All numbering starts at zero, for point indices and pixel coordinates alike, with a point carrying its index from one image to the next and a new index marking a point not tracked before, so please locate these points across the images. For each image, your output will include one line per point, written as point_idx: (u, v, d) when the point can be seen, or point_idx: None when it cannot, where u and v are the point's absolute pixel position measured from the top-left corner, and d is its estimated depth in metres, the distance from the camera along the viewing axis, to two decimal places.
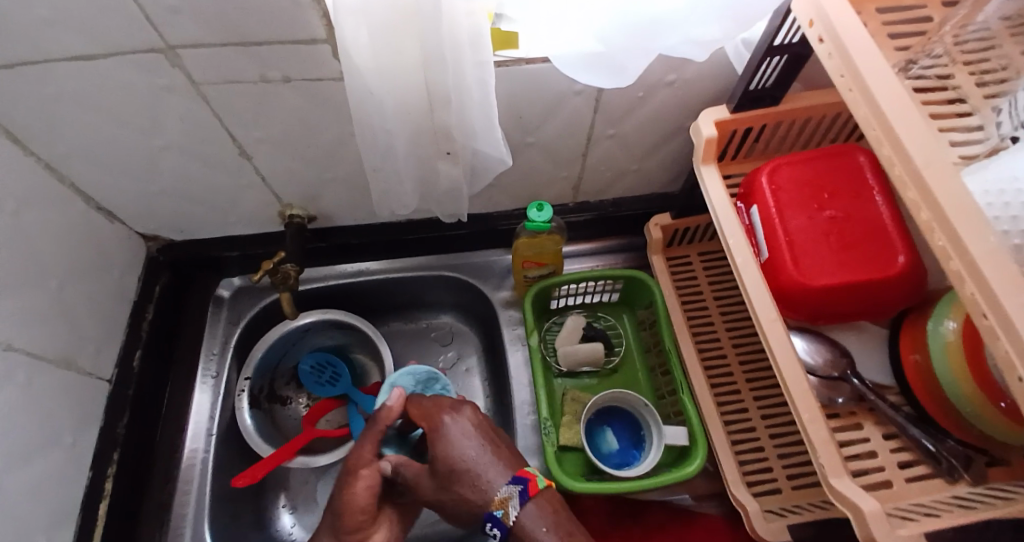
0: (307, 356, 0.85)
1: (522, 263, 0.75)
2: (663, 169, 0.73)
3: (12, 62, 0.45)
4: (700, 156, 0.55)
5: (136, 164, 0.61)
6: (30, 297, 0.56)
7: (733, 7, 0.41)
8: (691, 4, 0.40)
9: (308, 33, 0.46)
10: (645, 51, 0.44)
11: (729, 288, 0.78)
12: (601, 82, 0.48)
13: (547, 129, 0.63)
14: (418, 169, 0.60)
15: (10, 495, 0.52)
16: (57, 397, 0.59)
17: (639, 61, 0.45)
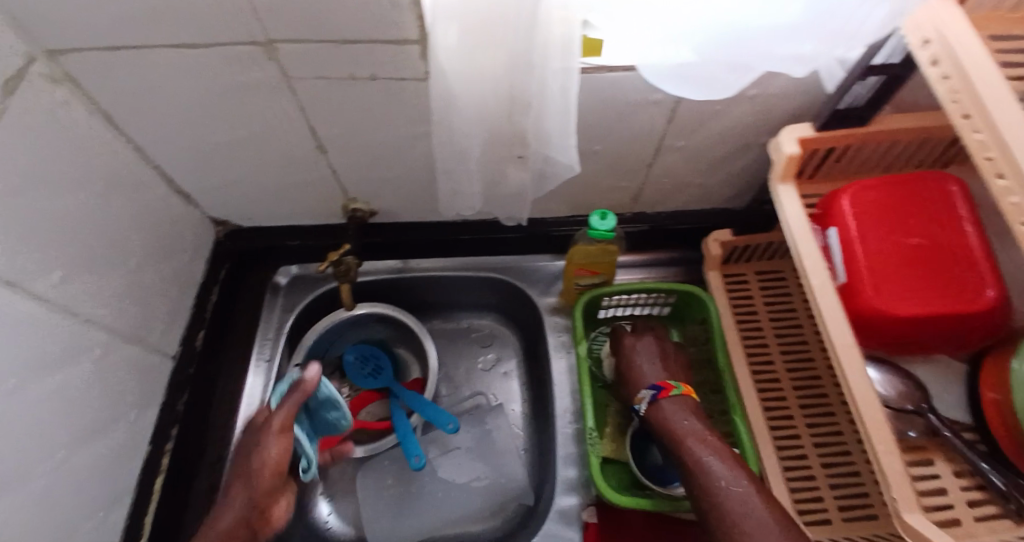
0: (354, 348, 0.87)
1: (575, 270, 0.74)
2: (727, 184, 0.73)
3: (118, 47, 0.47)
4: (777, 175, 0.55)
5: (217, 152, 0.64)
6: (110, 273, 0.59)
7: None
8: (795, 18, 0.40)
9: (401, 35, 0.47)
10: (748, 68, 0.46)
11: (786, 311, 0.77)
12: (691, 92, 0.49)
13: (616, 139, 0.62)
14: (486, 171, 0.61)
15: (77, 462, 0.55)
16: (127, 371, 0.62)
17: (739, 78, 0.47)
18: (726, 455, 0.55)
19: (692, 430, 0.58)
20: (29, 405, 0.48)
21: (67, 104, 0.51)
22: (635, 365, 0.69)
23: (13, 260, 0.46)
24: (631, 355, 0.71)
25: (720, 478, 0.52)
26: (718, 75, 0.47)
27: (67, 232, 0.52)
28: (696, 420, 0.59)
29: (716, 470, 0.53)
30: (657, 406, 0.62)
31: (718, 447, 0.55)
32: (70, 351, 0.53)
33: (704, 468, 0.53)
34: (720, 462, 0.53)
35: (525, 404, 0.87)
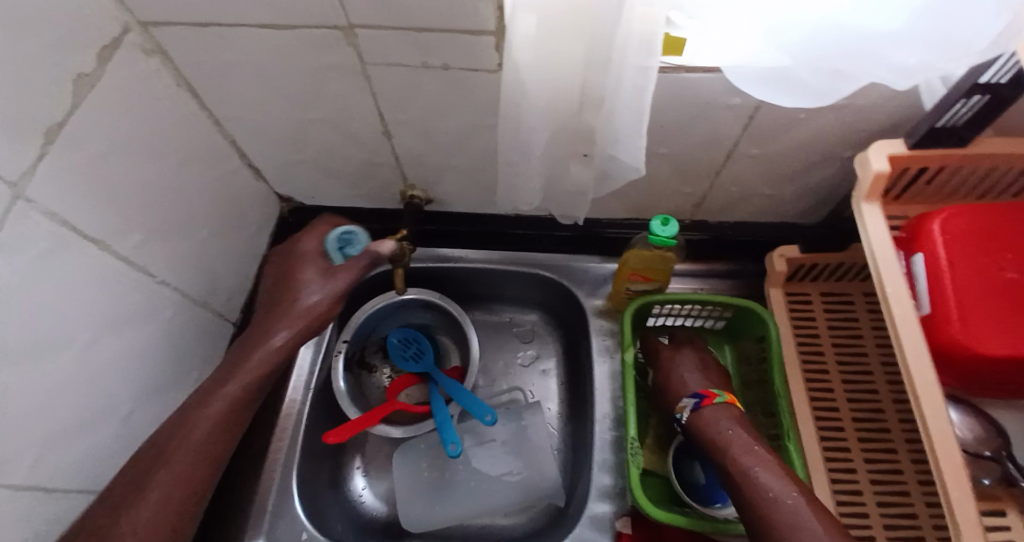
0: (397, 331, 0.88)
1: (629, 275, 0.72)
2: (799, 198, 0.69)
3: (206, 23, 0.49)
4: (863, 192, 0.52)
5: (288, 131, 0.66)
6: (183, 241, 0.62)
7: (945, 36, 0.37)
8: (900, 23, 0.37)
9: (478, 25, 0.47)
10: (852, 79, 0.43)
11: (850, 338, 0.73)
12: (791, 101, 0.47)
13: (685, 142, 0.60)
14: (548, 166, 0.60)
15: (139, 415, 0.58)
16: (191, 334, 0.65)
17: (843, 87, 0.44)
18: (775, 465, 0.52)
19: (738, 439, 0.55)
20: (95, 361, 0.52)
21: (156, 76, 0.54)
22: (677, 374, 0.67)
23: (97, 219, 0.49)
24: (673, 363, 0.69)
25: (770, 488, 0.49)
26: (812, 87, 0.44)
27: (147, 198, 0.56)
28: (742, 429, 0.56)
29: (765, 482, 0.50)
30: (698, 415, 0.60)
31: (766, 457, 0.53)
32: (139, 310, 0.56)
33: (751, 479, 0.50)
34: (768, 473, 0.50)
35: (562, 405, 0.86)
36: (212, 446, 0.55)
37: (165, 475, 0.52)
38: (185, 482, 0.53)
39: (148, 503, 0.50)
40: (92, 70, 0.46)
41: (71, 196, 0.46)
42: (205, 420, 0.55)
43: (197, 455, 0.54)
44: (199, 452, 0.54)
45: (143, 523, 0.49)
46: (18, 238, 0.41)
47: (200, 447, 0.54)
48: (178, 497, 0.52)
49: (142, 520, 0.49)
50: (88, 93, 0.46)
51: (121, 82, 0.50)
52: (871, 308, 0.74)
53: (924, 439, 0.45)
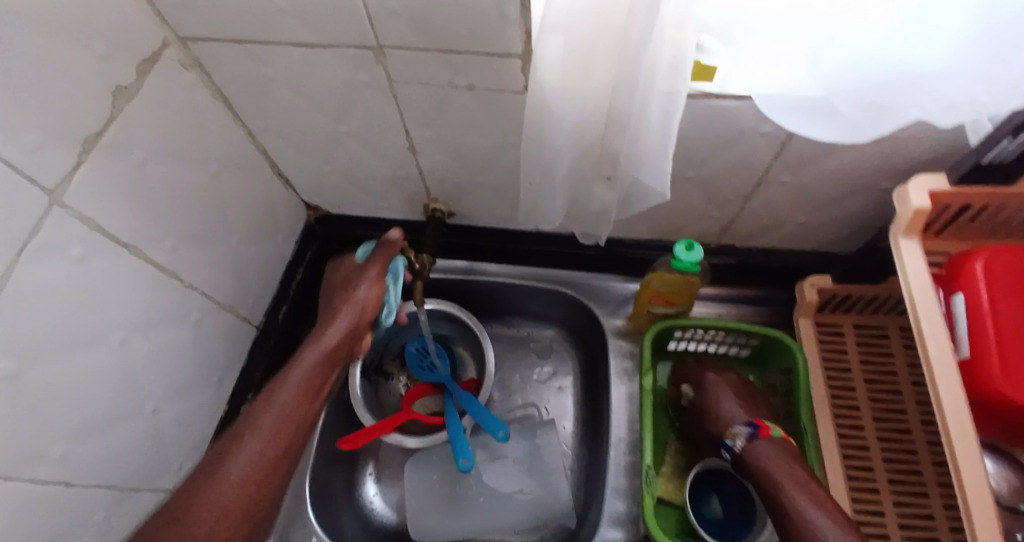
0: (415, 341, 0.88)
1: (650, 297, 0.71)
2: (832, 227, 0.66)
3: (244, 40, 0.51)
4: (901, 228, 0.50)
5: (318, 143, 0.67)
6: (214, 246, 0.63)
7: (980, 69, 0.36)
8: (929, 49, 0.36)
9: (505, 47, 0.47)
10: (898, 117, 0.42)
11: (883, 374, 0.70)
12: (824, 134, 0.46)
13: (714, 167, 0.59)
14: (573, 188, 0.59)
15: (163, 416, 0.59)
16: (216, 337, 0.66)
17: (890, 125, 0.43)
18: (835, 509, 0.50)
19: (792, 475, 0.53)
20: (128, 358, 0.53)
21: (194, 88, 0.56)
22: (723, 406, 0.64)
23: (131, 225, 0.50)
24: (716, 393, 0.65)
25: (825, 532, 0.47)
26: (860, 123, 0.43)
27: (181, 204, 0.57)
28: (797, 464, 0.55)
29: (821, 525, 0.48)
30: (752, 445, 0.58)
31: (825, 498, 0.51)
32: (170, 313, 0.58)
33: (806, 520, 0.49)
34: (825, 516, 0.49)
35: (578, 425, 0.85)
36: (307, 404, 0.50)
37: (246, 459, 0.44)
38: (280, 455, 0.45)
39: (229, 485, 0.42)
40: (130, 83, 0.48)
41: (109, 202, 0.47)
42: (320, 376, 0.51)
43: (297, 424, 0.48)
44: (283, 423, 0.47)
45: (228, 493, 0.42)
46: (56, 242, 0.43)
47: (278, 417, 0.47)
48: (275, 463, 0.45)
49: (229, 482, 0.42)
50: (126, 105, 0.48)
51: (158, 94, 0.51)
52: (906, 344, 0.71)
53: (956, 489, 0.43)
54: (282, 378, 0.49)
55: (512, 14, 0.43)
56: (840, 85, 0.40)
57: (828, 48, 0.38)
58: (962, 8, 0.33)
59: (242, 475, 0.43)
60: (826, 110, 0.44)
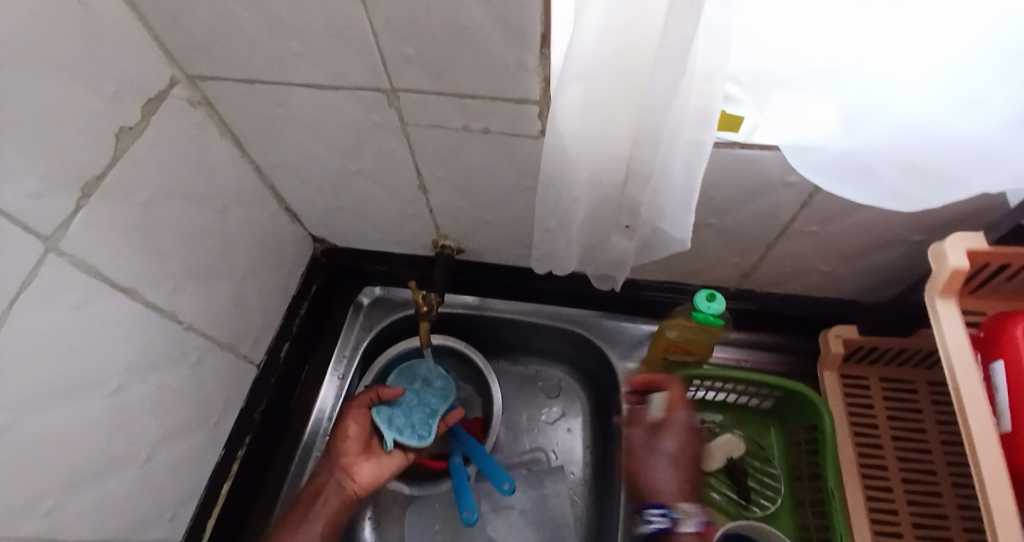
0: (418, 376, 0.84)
1: (666, 346, 0.68)
2: (857, 276, 0.64)
3: (256, 80, 0.50)
4: (938, 287, 0.46)
5: (328, 181, 0.65)
6: (217, 285, 0.62)
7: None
8: (962, 112, 0.35)
9: (523, 95, 0.46)
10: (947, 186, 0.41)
11: (912, 431, 0.67)
12: (858, 195, 0.44)
13: (737, 216, 0.57)
14: (590, 236, 0.57)
15: (157, 463, 0.57)
16: (215, 378, 0.64)
17: (937, 194, 0.41)
18: None
19: None
20: (123, 405, 0.50)
21: (203, 126, 0.55)
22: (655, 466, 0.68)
23: (131, 267, 0.49)
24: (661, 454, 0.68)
25: None
26: (899, 184, 0.42)
27: (186, 243, 0.55)
28: None
29: None
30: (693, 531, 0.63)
31: None
32: (169, 355, 0.56)
33: None
34: None
35: (588, 473, 0.81)
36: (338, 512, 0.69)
37: (316, 517, 0.68)
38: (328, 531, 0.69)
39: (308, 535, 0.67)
40: (136, 124, 0.46)
41: (110, 245, 0.46)
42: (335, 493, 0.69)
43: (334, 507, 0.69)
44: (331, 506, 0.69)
45: None
46: (52, 288, 0.41)
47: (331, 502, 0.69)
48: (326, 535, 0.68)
49: None
50: (132, 145, 0.46)
51: (166, 133, 0.50)
52: (936, 400, 0.68)
53: None
54: (319, 488, 0.70)
55: (532, 63, 0.42)
56: (879, 148, 0.40)
57: (870, 116, 0.38)
58: (1005, 80, 0.33)
59: (316, 526, 0.68)
60: (861, 171, 0.42)
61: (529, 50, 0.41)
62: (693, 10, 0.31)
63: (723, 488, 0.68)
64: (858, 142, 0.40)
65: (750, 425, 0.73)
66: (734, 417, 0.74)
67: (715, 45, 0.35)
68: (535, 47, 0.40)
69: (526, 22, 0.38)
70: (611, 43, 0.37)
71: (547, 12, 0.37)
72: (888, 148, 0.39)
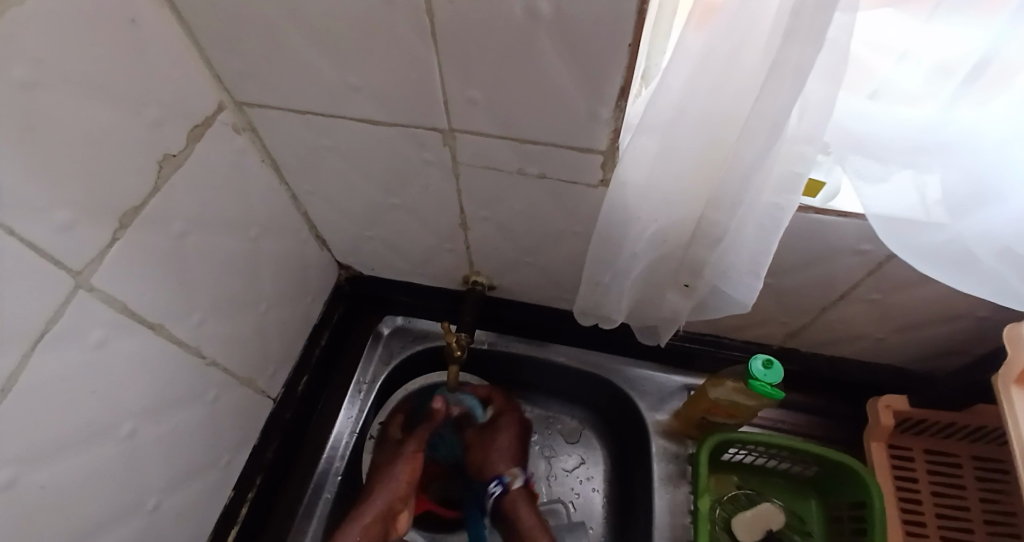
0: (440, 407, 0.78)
1: (708, 407, 0.65)
2: (912, 345, 0.61)
3: (305, 111, 0.48)
4: (1013, 375, 0.45)
5: (364, 213, 0.63)
6: (242, 317, 0.59)
7: None
8: None
9: (589, 144, 0.43)
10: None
11: (956, 510, 0.62)
12: (955, 281, 0.42)
13: (797, 277, 0.54)
14: (641, 290, 0.55)
15: (164, 509, 0.53)
16: (232, 415, 0.61)
17: None
18: None
19: None
20: (134, 450, 0.47)
21: (244, 152, 0.53)
22: None
23: (159, 302, 0.46)
24: None
25: None
26: (1009, 275, 0.39)
27: (214, 275, 0.53)
28: None
29: None
30: None
31: None
32: (187, 392, 0.53)
33: None
34: None
35: (610, 531, 0.76)
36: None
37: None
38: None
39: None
40: (179, 151, 0.44)
41: (139, 279, 0.43)
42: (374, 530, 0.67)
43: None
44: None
45: None
46: (74, 328, 0.38)
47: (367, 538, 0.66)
48: None
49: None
50: (173, 174, 0.44)
51: (208, 161, 0.48)
52: (981, 476, 0.63)
53: None
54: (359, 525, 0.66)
55: (605, 115, 0.40)
56: (988, 236, 0.38)
57: (981, 207, 0.37)
58: None
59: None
60: (962, 260, 0.41)
61: (605, 102, 0.38)
62: (799, 75, 0.29)
63: None
64: (965, 228, 0.39)
65: (786, 493, 0.69)
66: (770, 483, 0.69)
67: (817, 113, 0.32)
68: (611, 99, 0.38)
69: (606, 77, 0.36)
70: (698, 100, 0.35)
71: (631, 69, 0.35)
72: (998, 237, 0.38)
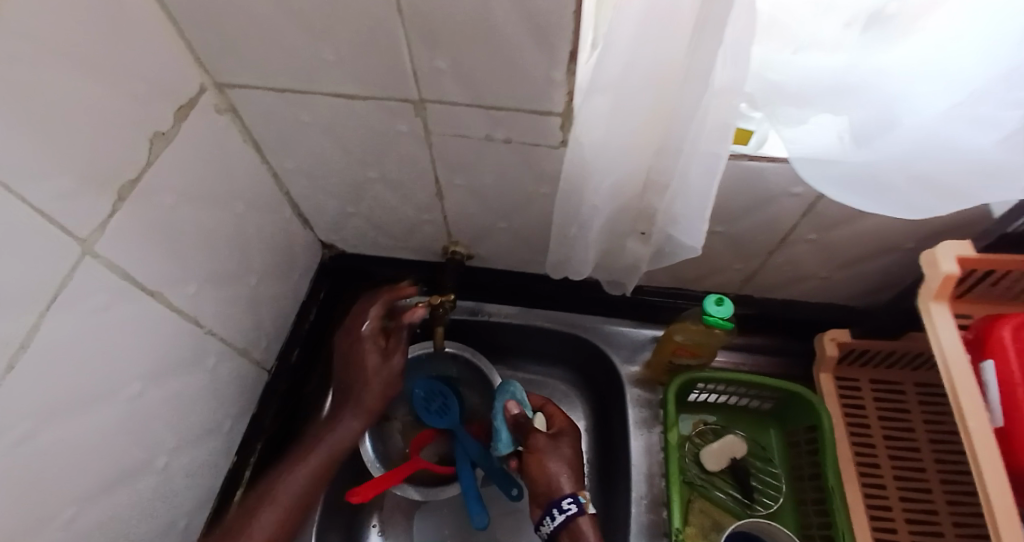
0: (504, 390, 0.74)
1: (674, 348, 0.71)
2: (853, 281, 0.68)
3: (283, 88, 0.52)
4: (930, 292, 0.51)
5: (344, 188, 0.67)
6: (234, 288, 0.62)
7: None
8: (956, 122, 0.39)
9: (547, 105, 0.48)
10: (957, 201, 0.44)
11: (900, 430, 0.70)
12: (864, 202, 0.48)
13: (743, 223, 0.59)
14: (605, 241, 0.60)
15: (173, 469, 0.57)
16: (230, 384, 0.65)
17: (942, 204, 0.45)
18: None
19: None
20: (140, 413, 0.51)
21: (227, 132, 0.56)
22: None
23: (157, 273, 0.49)
24: None
25: None
26: (912, 197, 0.46)
27: (206, 248, 0.56)
28: None
29: None
30: None
31: None
32: (189, 359, 0.56)
33: None
34: None
35: (595, 476, 0.82)
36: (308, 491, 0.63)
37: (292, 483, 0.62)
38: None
39: (291, 483, 0.62)
40: (168, 129, 0.48)
41: (138, 248, 0.47)
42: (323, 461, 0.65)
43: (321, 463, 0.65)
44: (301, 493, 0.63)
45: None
46: (81, 293, 0.41)
47: (302, 482, 0.63)
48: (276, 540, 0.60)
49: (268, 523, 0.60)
50: (162, 150, 0.47)
51: (194, 139, 0.51)
52: (923, 399, 0.71)
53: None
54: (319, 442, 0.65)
55: (559, 77, 0.44)
56: (898, 166, 0.44)
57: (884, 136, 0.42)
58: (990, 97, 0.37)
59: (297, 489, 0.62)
60: (876, 186, 0.47)
61: (557, 65, 0.43)
62: (718, 28, 0.34)
63: (727, 488, 0.69)
64: (877, 161, 0.44)
65: (749, 427, 0.75)
66: (734, 420, 0.76)
67: (740, 62, 0.37)
68: (562, 62, 0.43)
69: (556, 41, 0.40)
70: (638, 58, 0.39)
71: (577, 32, 0.39)
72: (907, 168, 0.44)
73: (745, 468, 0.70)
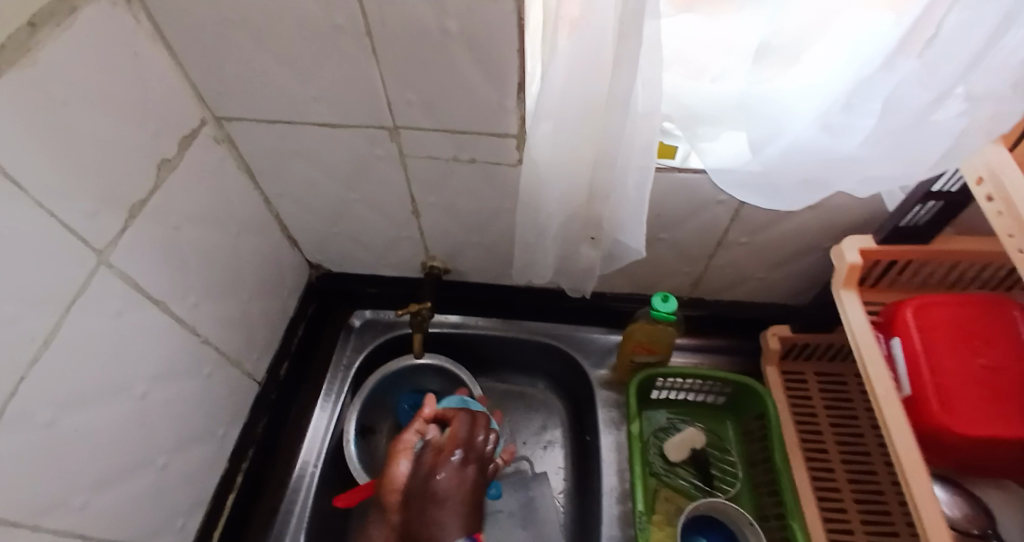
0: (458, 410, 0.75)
1: (632, 346, 0.77)
2: (788, 281, 0.76)
3: (274, 121, 0.59)
4: (841, 280, 0.59)
5: (328, 209, 0.74)
6: (229, 302, 0.68)
7: (907, 148, 0.45)
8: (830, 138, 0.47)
9: (503, 129, 0.56)
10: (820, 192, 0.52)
11: (843, 416, 0.76)
12: (774, 205, 0.55)
13: (683, 229, 0.67)
14: (562, 247, 0.67)
15: (171, 469, 0.61)
16: (225, 392, 0.70)
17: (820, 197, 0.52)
18: None
19: None
20: (144, 411, 0.56)
21: (224, 160, 0.63)
22: None
23: (162, 283, 0.55)
24: None
25: None
26: (795, 196, 0.53)
27: (205, 262, 0.62)
28: None
29: None
30: None
31: None
32: (188, 365, 0.62)
33: None
34: None
35: (571, 476, 0.86)
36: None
37: None
38: None
39: None
40: (174, 157, 0.55)
41: (147, 260, 0.53)
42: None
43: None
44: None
45: None
46: (98, 298, 0.47)
47: None
48: None
49: None
50: (169, 175, 0.54)
51: (196, 166, 0.58)
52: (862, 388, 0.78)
53: (908, 492, 0.49)
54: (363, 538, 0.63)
55: (511, 105, 0.52)
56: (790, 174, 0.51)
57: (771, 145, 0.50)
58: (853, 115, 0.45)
59: None
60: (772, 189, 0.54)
61: (508, 95, 0.51)
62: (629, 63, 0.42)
63: (689, 476, 0.75)
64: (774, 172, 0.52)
65: (709, 422, 0.81)
66: (695, 415, 0.82)
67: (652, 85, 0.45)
68: (513, 92, 0.51)
69: (507, 75, 0.49)
70: (573, 87, 0.47)
71: (522, 66, 0.48)
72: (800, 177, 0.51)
73: (705, 456, 0.76)
